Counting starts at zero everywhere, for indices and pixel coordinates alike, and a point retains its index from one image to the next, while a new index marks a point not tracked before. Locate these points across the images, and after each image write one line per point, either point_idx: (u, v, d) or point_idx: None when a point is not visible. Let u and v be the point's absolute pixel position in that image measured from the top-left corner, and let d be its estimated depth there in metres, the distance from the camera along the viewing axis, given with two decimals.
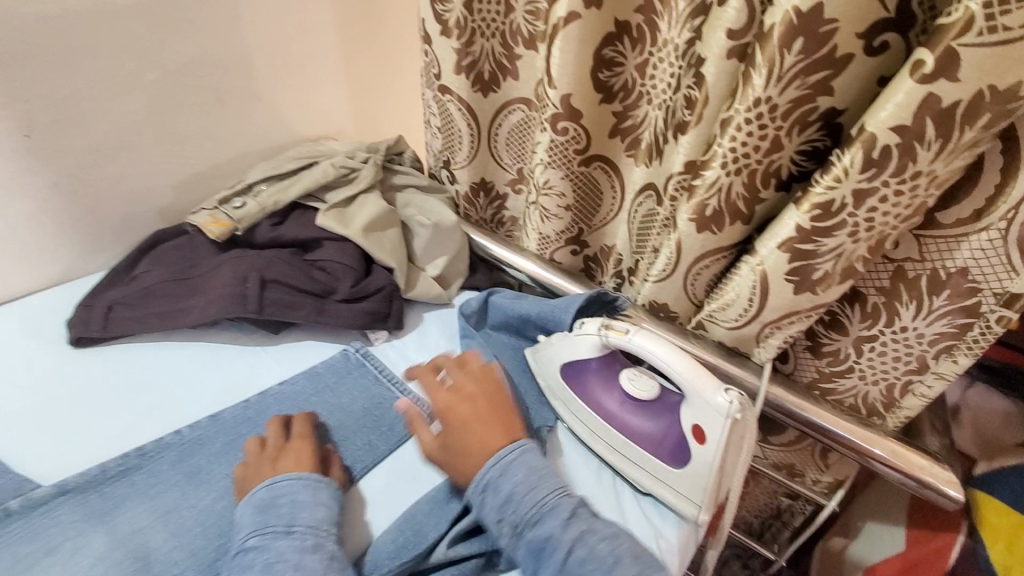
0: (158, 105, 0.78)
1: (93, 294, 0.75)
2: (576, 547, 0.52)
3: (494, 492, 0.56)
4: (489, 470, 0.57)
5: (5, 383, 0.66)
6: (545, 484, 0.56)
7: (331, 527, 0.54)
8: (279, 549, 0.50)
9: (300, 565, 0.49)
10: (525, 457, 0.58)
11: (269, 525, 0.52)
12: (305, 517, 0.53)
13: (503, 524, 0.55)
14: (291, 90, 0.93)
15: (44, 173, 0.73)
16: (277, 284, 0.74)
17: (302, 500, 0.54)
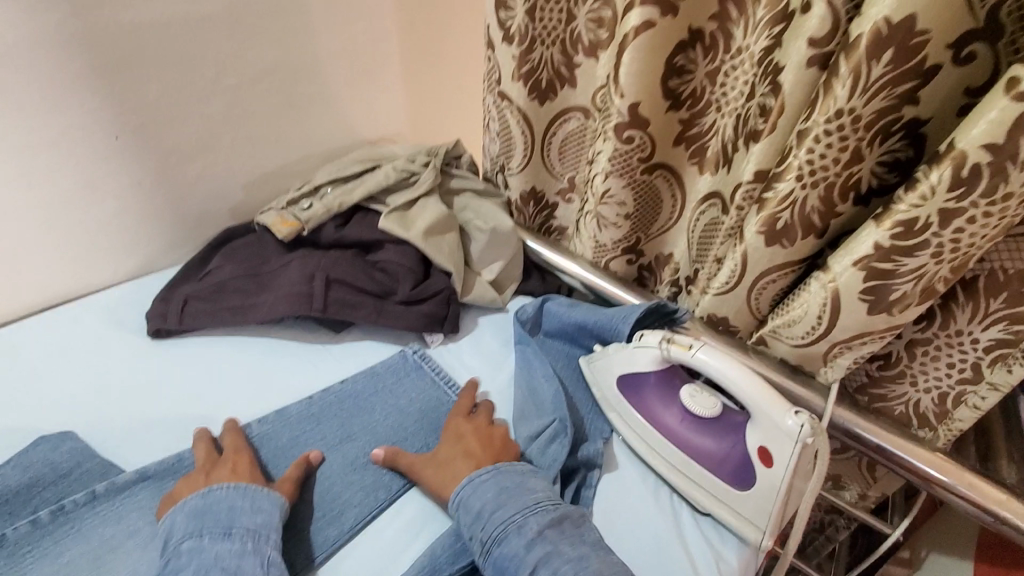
0: (233, 108, 0.82)
1: (169, 288, 0.78)
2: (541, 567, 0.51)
3: (470, 508, 0.56)
4: (464, 488, 0.58)
5: (91, 371, 0.70)
6: (512, 501, 0.56)
7: (269, 533, 0.54)
8: (211, 555, 0.50)
9: (238, 572, 0.49)
10: (499, 477, 0.58)
11: (204, 529, 0.52)
12: (243, 523, 0.53)
13: (474, 541, 0.55)
14: (355, 95, 0.96)
15: (130, 173, 0.77)
16: (341, 284, 0.75)
17: (240, 507, 0.54)
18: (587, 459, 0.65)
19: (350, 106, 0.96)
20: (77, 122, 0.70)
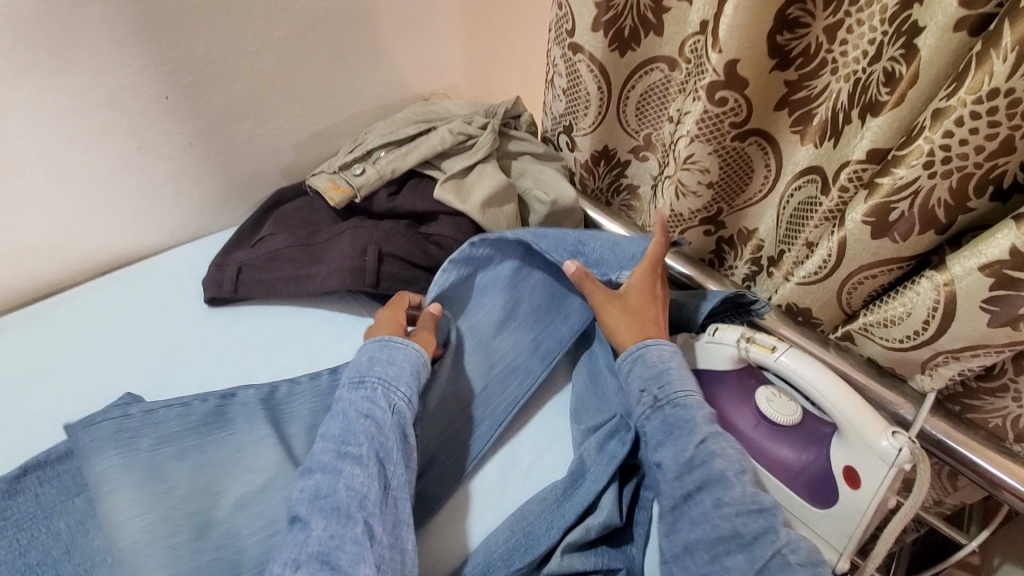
0: (286, 62, 0.78)
1: (223, 254, 0.77)
2: (709, 440, 0.54)
3: (650, 364, 0.59)
4: (648, 347, 0.60)
5: (152, 338, 0.71)
6: (692, 379, 0.58)
7: (416, 386, 0.59)
8: (352, 400, 0.56)
9: (372, 415, 0.54)
10: (680, 353, 0.60)
11: (350, 377, 0.58)
12: (378, 373, 0.58)
13: (645, 395, 0.58)
14: (406, 45, 0.90)
15: (184, 132, 0.74)
16: (394, 259, 0.72)
17: (397, 357, 0.59)
18: None
19: (403, 57, 0.91)
20: (129, 80, 0.67)
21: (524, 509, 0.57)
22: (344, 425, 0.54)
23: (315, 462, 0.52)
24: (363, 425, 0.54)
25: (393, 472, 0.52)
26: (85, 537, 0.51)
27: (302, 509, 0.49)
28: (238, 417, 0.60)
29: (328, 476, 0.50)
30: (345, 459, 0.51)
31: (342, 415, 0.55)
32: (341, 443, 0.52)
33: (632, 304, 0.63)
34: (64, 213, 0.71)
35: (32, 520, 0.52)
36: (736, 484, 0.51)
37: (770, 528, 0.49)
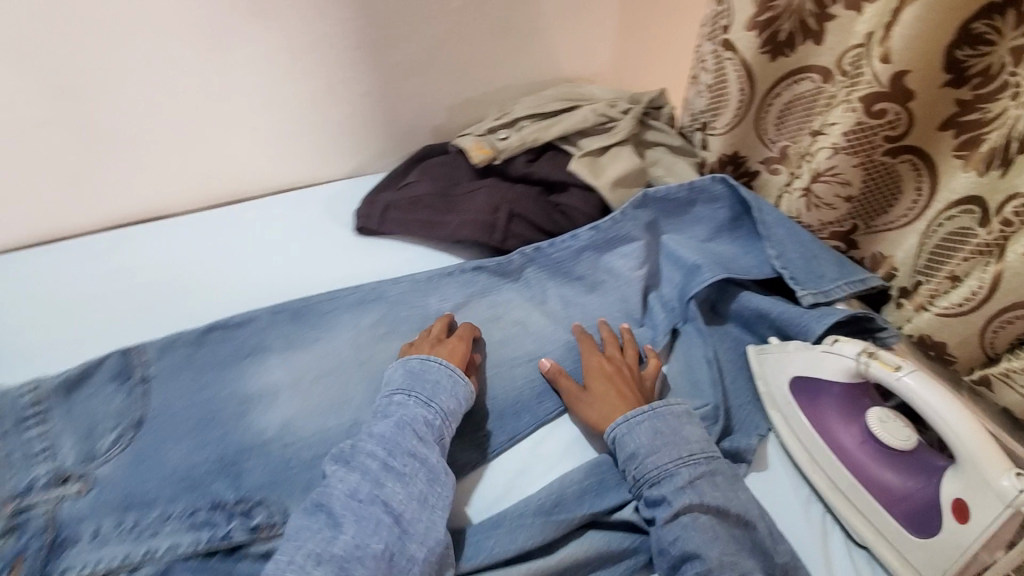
0: (457, 30, 0.86)
1: (374, 194, 0.86)
2: (684, 512, 0.52)
3: (625, 444, 0.57)
4: (620, 425, 0.58)
5: (303, 250, 0.80)
6: (666, 451, 0.56)
7: (454, 421, 0.58)
8: (410, 415, 0.55)
9: (423, 440, 0.54)
10: (657, 420, 0.58)
11: (413, 390, 0.58)
12: (440, 399, 0.58)
13: (625, 475, 0.57)
14: (565, 29, 0.96)
15: (362, 83, 0.85)
16: (521, 220, 0.78)
17: (435, 377, 0.59)
18: (735, 452, 0.61)
19: (560, 39, 0.97)
20: (329, 30, 0.78)
21: (600, 461, 0.59)
22: (396, 433, 0.54)
23: (359, 461, 0.52)
24: (411, 443, 0.53)
25: (437, 493, 0.52)
26: (250, 379, 0.61)
27: (332, 503, 0.49)
28: (384, 320, 0.70)
29: (371, 482, 0.50)
30: (390, 473, 0.51)
31: (396, 426, 0.54)
32: (389, 455, 0.52)
33: (600, 391, 0.62)
34: (251, 134, 0.83)
35: (211, 368, 0.61)
36: (711, 555, 0.50)
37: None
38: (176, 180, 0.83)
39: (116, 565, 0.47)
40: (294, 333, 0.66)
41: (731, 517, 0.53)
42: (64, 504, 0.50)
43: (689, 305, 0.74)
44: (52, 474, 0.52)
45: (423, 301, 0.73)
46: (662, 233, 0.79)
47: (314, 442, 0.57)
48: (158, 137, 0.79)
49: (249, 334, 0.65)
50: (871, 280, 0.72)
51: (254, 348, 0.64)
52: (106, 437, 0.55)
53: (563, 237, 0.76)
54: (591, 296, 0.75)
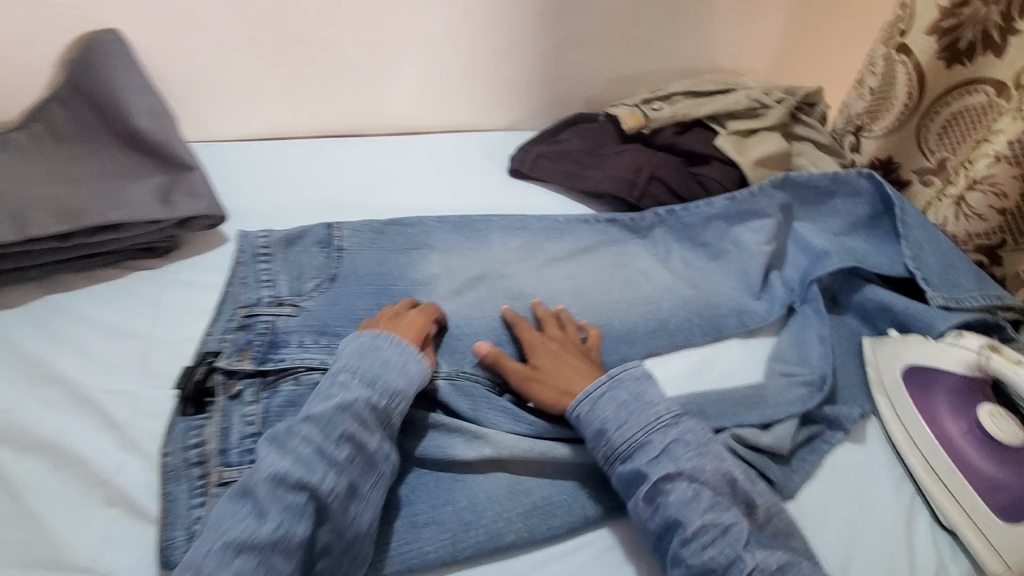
0: (633, 8, 0.95)
1: (526, 145, 0.95)
2: (663, 482, 0.54)
3: (591, 422, 0.58)
4: (582, 404, 0.59)
5: (463, 183, 0.91)
6: (634, 421, 0.57)
7: (402, 399, 0.56)
8: (350, 399, 0.53)
9: (365, 423, 0.52)
10: (616, 390, 0.58)
11: (358, 369, 0.55)
12: (387, 379, 0.55)
13: (596, 453, 0.57)
14: (734, 21, 1.01)
15: (539, 45, 0.96)
16: (661, 184, 0.85)
17: (390, 357, 0.57)
18: (833, 417, 0.65)
19: (725, 30, 1.02)
20: None
21: (703, 397, 0.64)
22: (334, 414, 0.52)
23: (291, 444, 0.50)
24: (350, 428, 0.51)
25: (372, 482, 0.51)
26: (414, 268, 0.74)
27: (258, 492, 0.47)
28: (526, 248, 0.79)
29: (302, 468, 0.49)
30: (324, 459, 0.50)
31: (336, 407, 0.52)
32: (325, 440, 0.50)
33: (549, 368, 0.63)
34: (429, 78, 0.94)
35: (388, 252, 0.75)
36: (693, 518, 0.52)
37: (736, 556, 0.50)
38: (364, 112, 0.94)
39: (317, 364, 0.61)
40: (452, 241, 0.78)
41: (706, 479, 0.54)
42: (279, 319, 0.65)
43: (811, 287, 0.76)
44: (272, 298, 0.67)
45: (559, 238, 0.81)
46: (794, 219, 0.83)
47: (462, 322, 0.69)
48: (354, 67, 0.89)
49: (418, 233, 0.77)
50: (1007, 297, 0.73)
51: (421, 245, 0.76)
52: (307, 283, 0.70)
53: (698, 203, 0.82)
54: (714, 263, 0.81)
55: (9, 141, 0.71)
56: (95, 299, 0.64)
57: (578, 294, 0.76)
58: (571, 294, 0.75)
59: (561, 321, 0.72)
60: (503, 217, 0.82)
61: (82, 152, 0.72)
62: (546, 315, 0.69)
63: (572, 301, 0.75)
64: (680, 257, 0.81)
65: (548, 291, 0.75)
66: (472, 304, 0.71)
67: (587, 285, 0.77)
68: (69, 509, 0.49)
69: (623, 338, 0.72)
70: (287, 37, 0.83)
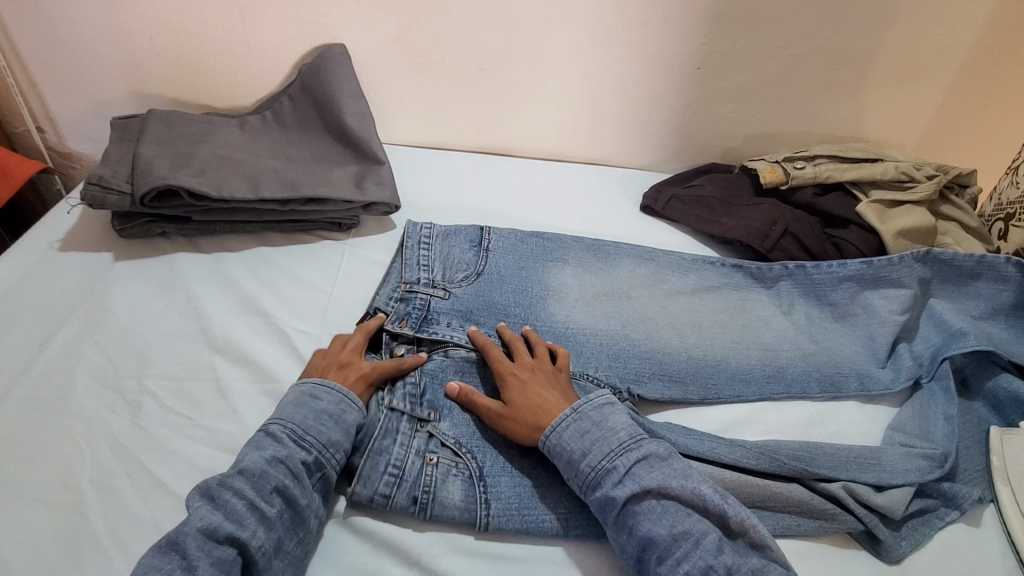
0: (784, 73, 1.00)
1: (661, 185, 1.01)
2: (635, 504, 0.55)
3: (559, 453, 0.59)
4: (551, 438, 0.59)
5: (596, 211, 0.99)
6: (598, 447, 0.58)
7: (336, 452, 0.56)
8: (284, 452, 0.54)
9: (298, 478, 0.53)
10: (579, 420, 0.60)
11: (291, 421, 0.56)
12: (320, 431, 0.56)
13: (570, 482, 0.59)
14: (885, 95, 1.03)
15: (686, 97, 1.02)
16: (794, 239, 0.87)
17: (327, 407, 0.58)
18: (951, 494, 0.64)
19: (875, 103, 1.04)
20: (682, 50, 0.96)
21: (815, 446, 0.66)
22: (264, 466, 0.52)
23: (224, 498, 0.50)
24: (282, 482, 0.52)
25: (298, 538, 0.52)
26: (549, 276, 0.82)
27: (188, 546, 0.47)
28: (652, 275, 0.85)
29: (233, 523, 0.49)
30: (255, 513, 0.50)
31: (269, 460, 0.53)
32: (256, 495, 0.51)
33: (520, 402, 0.62)
34: (579, 114, 1.04)
35: (529, 258, 0.83)
36: (664, 534, 0.53)
37: (710, 566, 0.51)
38: (516, 137, 1.07)
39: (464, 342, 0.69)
40: (585, 259, 0.85)
41: (671, 492, 0.55)
42: (433, 300, 0.73)
43: (941, 364, 0.75)
44: (428, 280, 0.76)
45: (684, 272, 0.86)
46: (931, 295, 0.82)
47: (587, 332, 0.76)
48: (518, 96, 1.00)
49: (555, 246, 0.85)
50: None
51: (557, 257, 0.84)
52: (458, 274, 0.78)
53: (831, 263, 0.83)
54: (836, 325, 0.82)
55: (248, 123, 0.88)
56: (293, 256, 0.78)
57: (697, 327, 0.80)
58: (691, 326, 0.80)
59: (677, 347, 0.77)
60: (632, 246, 0.88)
61: (300, 140, 0.88)
62: (511, 340, 0.69)
63: (690, 332, 0.79)
64: (802, 312, 0.83)
65: (668, 319, 0.80)
66: (597, 318, 0.78)
67: (706, 320, 0.81)
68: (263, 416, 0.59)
69: (737, 374, 0.75)
70: (470, 65, 0.96)
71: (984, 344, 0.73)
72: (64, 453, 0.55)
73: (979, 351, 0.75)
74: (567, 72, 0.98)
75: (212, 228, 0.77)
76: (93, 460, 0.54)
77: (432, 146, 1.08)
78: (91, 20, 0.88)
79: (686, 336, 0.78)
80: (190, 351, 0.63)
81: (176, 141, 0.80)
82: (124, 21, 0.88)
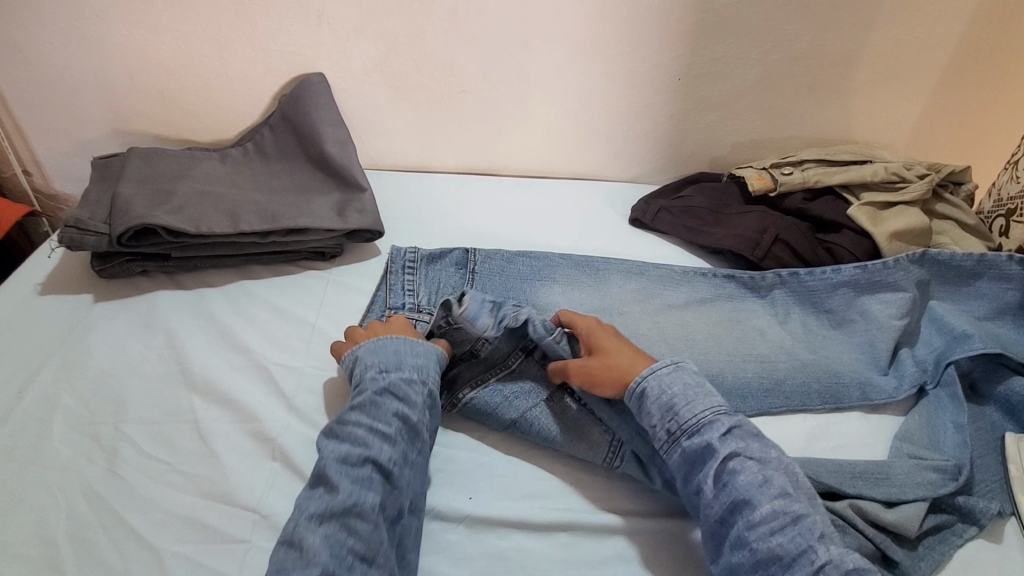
0: (767, 79, 0.99)
1: (649, 197, 1.00)
2: (734, 463, 0.55)
3: (657, 399, 0.60)
4: (650, 381, 0.61)
5: (586, 227, 0.98)
6: (699, 400, 0.59)
7: (428, 375, 0.62)
8: (385, 385, 0.59)
9: (406, 398, 0.59)
10: (683, 373, 0.61)
11: (379, 363, 0.62)
12: (409, 363, 0.62)
13: (659, 431, 0.59)
14: (872, 96, 1.02)
15: (670, 108, 1.01)
16: (785, 246, 0.85)
17: (403, 347, 0.64)
18: (968, 509, 0.61)
19: (862, 104, 1.03)
20: (662, 62, 0.96)
21: (818, 462, 0.63)
22: (370, 398, 0.58)
23: (345, 432, 0.56)
24: (393, 406, 0.58)
25: (420, 449, 0.58)
26: (538, 296, 0.80)
27: (328, 474, 0.53)
28: (642, 290, 0.83)
29: (359, 447, 0.55)
30: (376, 436, 0.56)
31: (376, 393, 0.59)
32: (373, 422, 0.56)
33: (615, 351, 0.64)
34: (562, 130, 1.03)
35: (517, 279, 0.81)
36: (760, 501, 0.52)
37: (808, 546, 0.50)
38: (501, 155, 1.06)
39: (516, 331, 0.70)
40: (573, 276, 0.83)
41: (772, 465, 0.55)
42: (418, 325, 0.72)
43: (946, 369, 0.72)
44: (413, 305, 0.75)
45: (675, 285, 0.84)
46: (931, 297, 0.80)
47: None
48: (501, 115, 1.00)
49: (542, 265, 0.84)
50: None
51: (545, 276, 0.83)
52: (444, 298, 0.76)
53: (824, 269, 0.81)
54: (833, 334, 0.79)
55: (229, 156, 0.88)
56: (276, 288, 0.76)
57: (691, 342, 0.78)
58: (685, 341, 0.78)
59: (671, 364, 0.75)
60: (622, 261, 0.86)
61: (281, 170, 0.88)
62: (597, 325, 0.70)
63: (685, 347, 0.77)
64: (797, 320, 0.81)
65: (661, 334, 0.78)
66: None
67: (700, 334, 0.79)
68: (244, 456, 0.57)
69: (734, 389, 0.73)
70: (450, 87, 0.96)
71: (991, 348, 0.71)
72: (39, 504, 0.53)
73: (986, 354, 0.72)
74: (548, 89, 0.97)
75: (192, 263, 0.76)
76: (69, 512, 0.53)
77: (416, 169, 1.07)
78: (70, 62, 0.88)
79: (680, 352, 0.76)
80: (169, 392, 0.62)
81: (156, 178, 0.80)
82: (103, 62, 0.89)
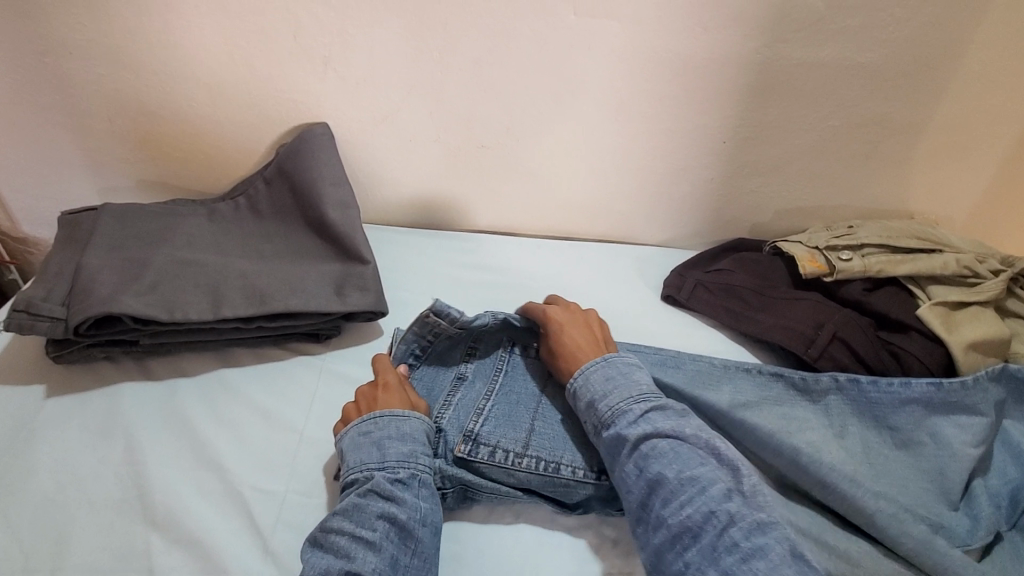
0: (820, 146, 0.89)
1: (683, 268, 0.90)
2: (644, 443, 0.57)
3: (582, 397, 0.62)
4: (578, 381, 0.63)
5: (613, 301, 0.87)
6: (616, 392, 0.61)
7: (417, 466, 0.55)
8: (368, 483, 0.53)
9: (392, 496, 0.52)
10: (606, 368, 0.63)
11: (362, 460, 0.55)
12: (392, 451, 0.56)
13: (587, 424, 0.62)
14: (934, 168, 0.92)
15: (711, 171, 0.91)
16: (843, 345, 0.76)
17: (383, 435, 0.57)
18: None
19: (922, 176, 0.93)
20: (707, 124, 0.86)
21: None
22: (354, 501, 0.52)
23: (327, 544, 0.50)
24: (378, 507, 0.52)
25: (411, 551, 0.50)
26: None
27: None
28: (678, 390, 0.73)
29: (342, 558, 0.49)
30: (359, 542, 0.50)
31: (358, 493, 0.53)
32: (356, 527, 0.50)
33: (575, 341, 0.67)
34: (589, 190, 0.93)
35: None
36: (670, 478, 0.54)
37: (711, 512, 0.51)
38: (519, 213, 0.96)
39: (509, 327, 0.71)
40: None
41: (687, 440, 0.56)
42: None
43: None
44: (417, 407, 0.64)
45: (716, 383, 0.74)
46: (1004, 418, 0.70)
47: None
48: (522, 172, 0.90)
49: None
50: None
51: None
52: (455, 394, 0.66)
53: (892, 381, 0.71)
54: (897, 456, 0.68)
55: (217, 213, 0.78)
56: (259, 378, 0.66)
57: None
58: None
59: None
60: (654, 353, 0.76)
61: (275, 230, 0.78)
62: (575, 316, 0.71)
63: None
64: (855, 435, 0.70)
65: None
66: None
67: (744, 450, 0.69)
68: None
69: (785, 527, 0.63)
70: (469, 141, 0.85)
71: None
72: None
73: None
74: (576, 148, 0.87)
75: (165, 348, 0.66)
76: None
77: (426, 223, 0.97)
78: (43, 99, 0.78)
79: None
80: (121, 528, 0.52)
81: (129, 242, 0.69)
82: (80, 103, 0.79)
